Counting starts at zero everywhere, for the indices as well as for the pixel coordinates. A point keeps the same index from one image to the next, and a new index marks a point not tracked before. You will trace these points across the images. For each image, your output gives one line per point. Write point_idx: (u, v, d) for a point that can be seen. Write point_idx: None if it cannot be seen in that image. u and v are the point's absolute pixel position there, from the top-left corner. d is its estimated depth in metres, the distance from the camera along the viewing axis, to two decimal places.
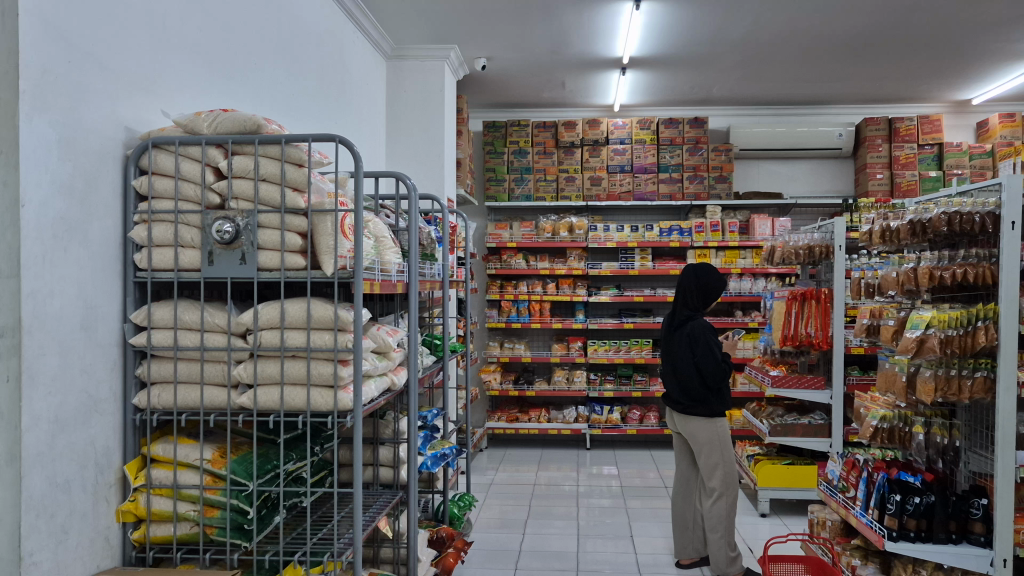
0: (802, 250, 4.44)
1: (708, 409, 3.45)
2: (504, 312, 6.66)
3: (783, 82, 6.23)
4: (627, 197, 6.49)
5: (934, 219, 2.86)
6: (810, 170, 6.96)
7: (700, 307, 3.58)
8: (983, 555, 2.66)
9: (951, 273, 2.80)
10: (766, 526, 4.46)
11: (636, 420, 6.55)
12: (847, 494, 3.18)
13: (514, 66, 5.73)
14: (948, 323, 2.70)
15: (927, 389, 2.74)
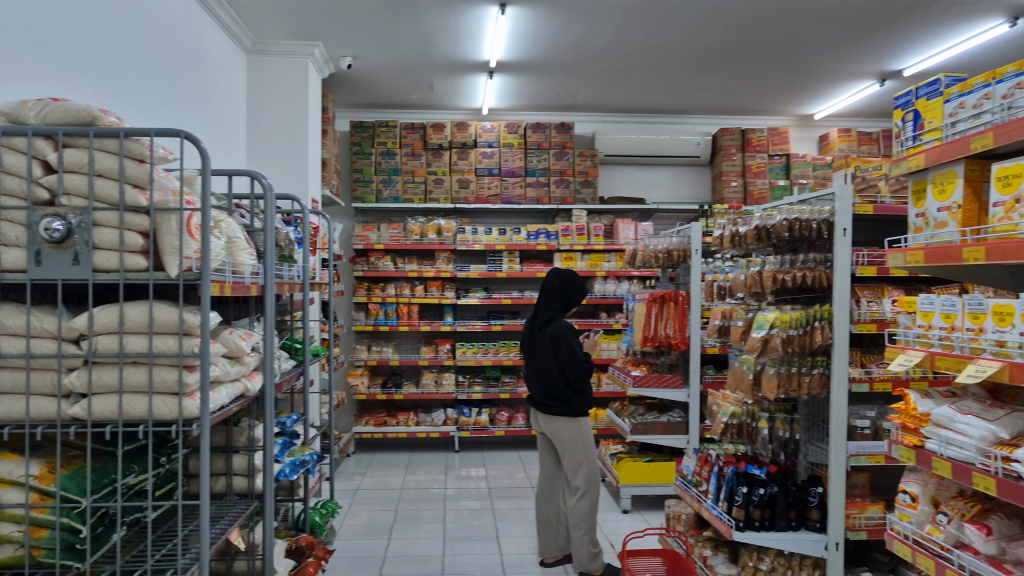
0: (661, 254, 4.61)
1: (571, 409, 3.50)
2: (372, 315, 6.55)
3: (644, 91, 6.46)
4: (495, 200, 6.55)
5: (777, 225, 3.03)
6: (670, 177, 7.24)
7: (561, 309, 3.66)
8: (818, 539, 2.86)
9: (793, 276, 2.97)
10: (628, 522, 4.59)
11: (504, 421, 6.61)
12: (700, 488, 3.32)
13: (381, 66, 5.67)
14: (790, 323, 2.88)
15: (771, 385, 2.90)
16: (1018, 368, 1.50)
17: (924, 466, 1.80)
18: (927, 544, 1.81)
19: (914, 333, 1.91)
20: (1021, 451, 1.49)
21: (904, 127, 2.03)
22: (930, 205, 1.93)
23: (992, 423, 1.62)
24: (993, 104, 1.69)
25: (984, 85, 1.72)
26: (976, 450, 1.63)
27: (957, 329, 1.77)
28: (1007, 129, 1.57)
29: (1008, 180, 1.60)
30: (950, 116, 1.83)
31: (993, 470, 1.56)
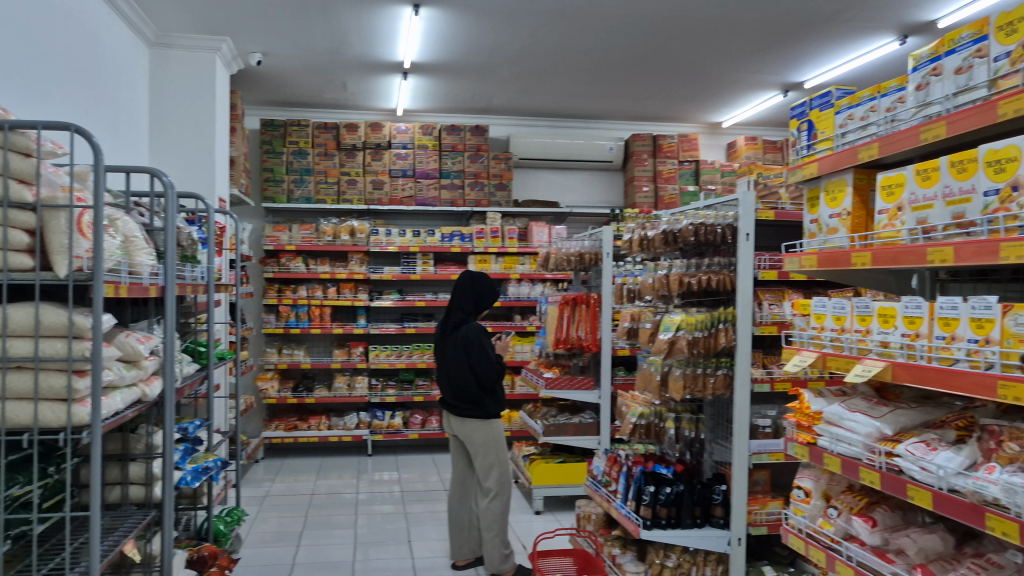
0: (574, 257, 4.66)
1: (483, 411, 3.51)
2: (283, 317, 6.40)
3: (558, 96, 6.52)
4: (410, 202, 6.50)
5: (683, 230, 3.10)
6: (583, 181, 7.34)
7: (472, 312, 3.65)
8: (721, 536, 2.94)
9: (698, 280, 3.05)
10: (540, 523, 4.63)
11: (418, 424, 6.56)
12: (610, 488, 3.36)
13: (292, 64, 5.55)
14: (695, 325, 2.93)
15: (677, 386, 2.96)
16: (900, 367, 1.57)
17: (816, 462, 1.88)
18: (820, 537, 1.88)
19: (809, 334, 1.99)
20: (902, 446, 1.57)
21: (799, 136, 2.11)
22: (822, 212, 2.00)
23: (877, 420, 1.70)
24: (878, 116, 1.77)
25: (870, 98, 1.80)
26: (863, 446, 1.70)
27: (847, 330, 1.85)
28: (891, 140, 1.65)
29: (892, 189, 1.68)
30: (840, 128, 1.91)
31: (878, 465, 1.64)
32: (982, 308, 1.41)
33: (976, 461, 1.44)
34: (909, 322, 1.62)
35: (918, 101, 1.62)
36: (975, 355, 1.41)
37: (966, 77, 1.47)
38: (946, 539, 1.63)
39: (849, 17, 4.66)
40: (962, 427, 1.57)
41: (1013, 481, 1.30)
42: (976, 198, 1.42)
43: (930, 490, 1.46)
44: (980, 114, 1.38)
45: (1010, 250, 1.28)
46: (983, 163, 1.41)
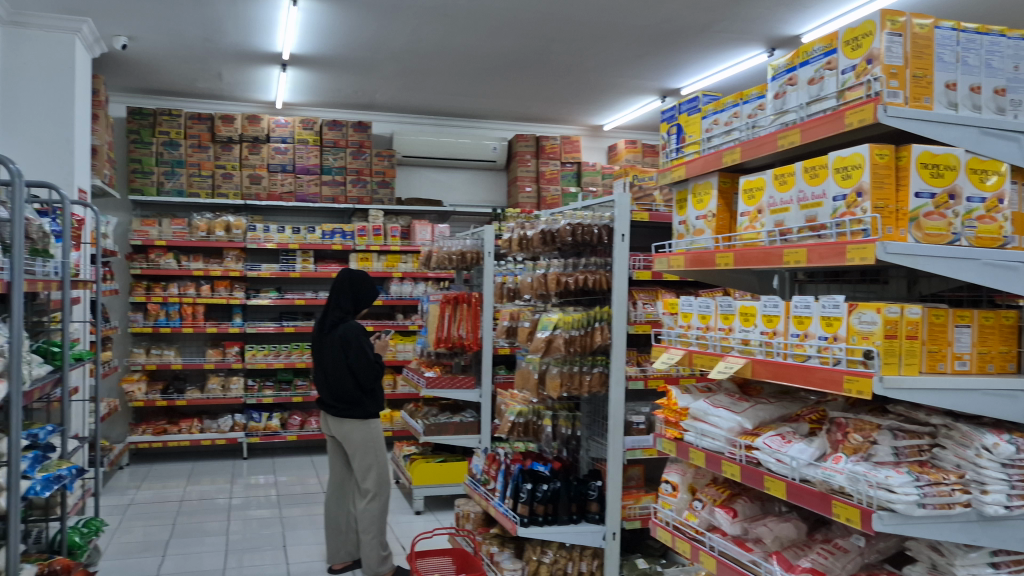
0: (455, 256, 4.64)
1: (362, 411, 3.45)
2: (151, 316, 6.08)
3: (442, 94, 6.49)
4: (289, 197, 6.32)
5: (561, 230, 3.13)
6: (466, 180, 7.33)
7: (351, 310, 3.57)
8: (597, 530, 3.01)
9: (575, 279, 3.10)
10: (421, 523, 4.58)
11: (297, 425, 6.38)
12: (488, 486, 3.37)
13: (162, 50, 5.29)
14: (572, 323, 2.97)
15: (554, 384, 2.99)
16: (759, 364, 1.64)
17: (683, 456, 1.93)
18: (685, 528, 1.94)
19: (676, 332, 2.05)
20: (760, 440, 1.63)
21: (669, 139, 2.17)
22: (689, 213, 2.06)
23: (739, 415, 1.77)
24: (741, 122, 1.84)
25: (733, 105, 1.87)
26: (725, 440, 1.76)
27: (711, 328, 1.91)
28: (752, 146, 1.72)
29: (753, 192, 1.75)
30: (706, 132, 1.97)
31: (738, 458, 1.70)
32: (830, 307, 1.48)
33: (826, 452, 1.51)
34: (767, 320, 1.69)
35: (776, 109, 1.69)
36: (825, 352, 1.48)
37: (818, 87, 1.55)
38: (798, 527, 1.72)
39: (721, 28, 4.85)
40: (814, 421, 1.65)
41: (857, 469, 1.38)
42: (826, 203, 1.50)
43: (784, 480, 1.53)
44: (830, 124, 1.46)
45: (856, 252, 1.36)
46: (833, 169, 1.48)
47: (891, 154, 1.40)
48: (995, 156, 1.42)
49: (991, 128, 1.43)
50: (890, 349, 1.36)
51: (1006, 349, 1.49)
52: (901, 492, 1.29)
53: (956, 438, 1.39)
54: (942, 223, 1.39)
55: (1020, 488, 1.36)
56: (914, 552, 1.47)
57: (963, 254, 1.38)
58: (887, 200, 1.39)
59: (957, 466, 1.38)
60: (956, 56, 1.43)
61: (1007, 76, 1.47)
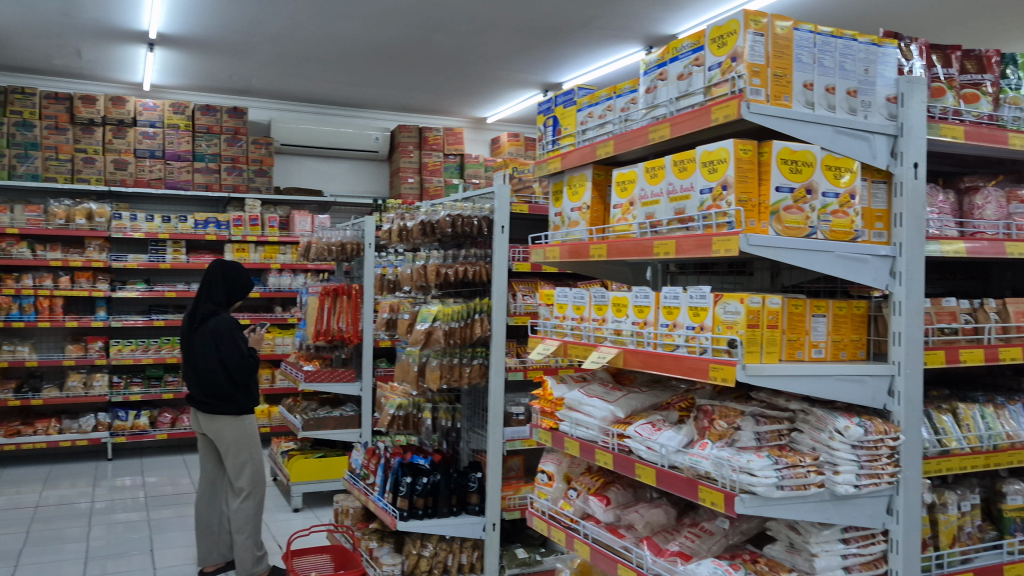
0: (335, 247, 4.53)
1: (235, 407, 3.31)
2: (2, 310, 5.64)
3: (322, 81, 6.33)
4: (158, 184, 6.00)
5: (440, 221, 3.11)
6: (347, 170, 7.19)
7: (224, 303, 3.42)
8: (477, 522, 3.01)
9: (454, 271, 3.08)
10: (299, 521, 4.46)
11: (166, 423, 6.08)
12: (367, 481, 3.32)
13: (13, 23, 4.90)
14: (451, 315, 2.94)
15: (434, 376, 2.94)
16: (630, 353, 1.67)
17: (558, 446, 1.96)
18: (560, 517, 1.96)
19: (552, 323, 2.07)
20: (631, 428, 1.67)
21: (545, 131, 2.18)
22: (565, 205, 2.08)
23: (612, 404, 1.80)
24: (614, 115, 1.88)
25: (607, 98, 1.90)
26: (599, 429, 1.80)
27: (585, 319, 1.94)
28: (624, 139, 1.75)
29: (625, 185, 1.78)
30: (581, 125, 2.00)
31: (611, 446, 1.73)
32: (697, 298, 1.52)
33: (694, 439, 1.55)
34: (638, 311, 1.72)
35: (648, 103, 1.72)
36: (692, 341, 1.52)
37: (686, 83, 1.59)
38: (668, 512, 1.77)
39: (601, 25, 4.93)
40: (683, 408, 1.70)
41: (721, 455, 1.42)
42: (694, 196, 1.54)
43: (654, 467, 1.57)
44: (697, 118, 1.50)
45: (721, 244, 1.40)
46: (700, 163, 1.52)
47: (753, 149, 1.45)
48: (848, 154, 1.50)
49: (845, 127, 1.50)
50: (753, 338, 1.41)
51: (857, 337, 1.57)
52: (761, 475, 1.34)
53: (812, 422, 1.47)
54: (800, 216, 1.45)
55: (868, 468, 1.45)
56: (775, 531, 1.54)
57: (818, 246, 1.44)
58: (749, 194, 1.44)
59: (813, 449, 1.46)
60: (812, 57, 1.50)
61: (859, 78, 1.54)
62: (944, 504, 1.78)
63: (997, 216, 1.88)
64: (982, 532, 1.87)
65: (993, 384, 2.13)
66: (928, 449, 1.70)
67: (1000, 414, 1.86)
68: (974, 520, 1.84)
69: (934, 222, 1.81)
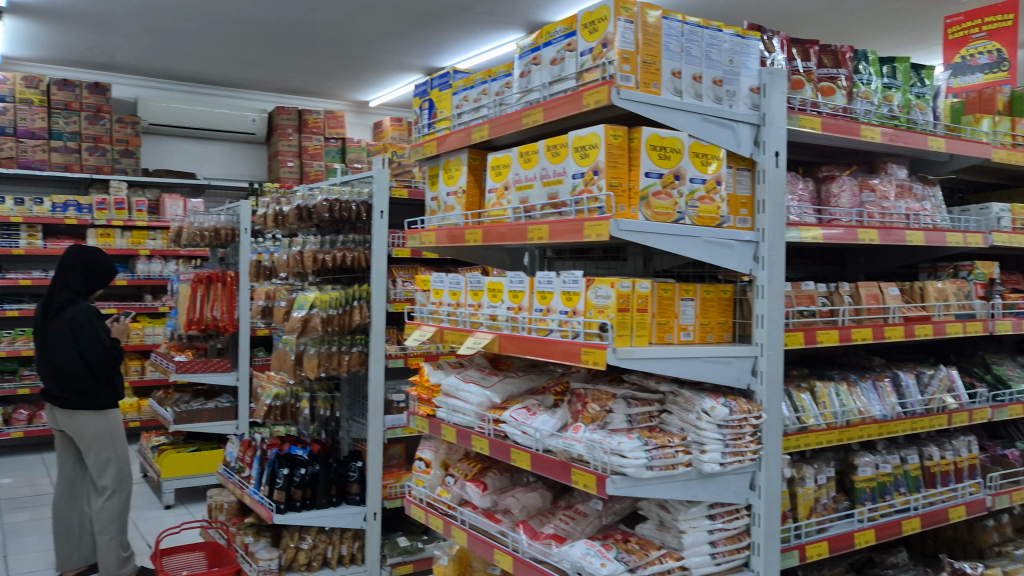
0: (207, 233, 4.32)
1: (96, 401, 3.11)
2: None
3: (192, 59, 6.03)
4: (9, 164, 5.56)
5: (317, 205, 3.01)
6: (222, 153, 6.90)
7: (83, 292, 3.21)
8: (358, 511, 2.96)
9: (332, 256, 2.99)
10: (171, 517, 4.27)
11: (23, 420, 5.70)
12: (243, 474, 3.21)
13: None
14: (329, 303, 2.87)
15: (312, 365, 2.85)
16: (506, 338, 1.66)
17: (435, 433, 1.95)
18: (438, 504, 1.95)
19: (428, 309, 2.04)
20: (507, 413, 1.67)
21: (421, 114, 2.15)
22: (441, 189, 2.06)
23: (487, 390, 1.79)
24: (489, 99, 1.87)
25: (482, 82, 1.89)
26: (475, 415, 1.79)
27: (461, 305, 1.93)
28: (499, 123, 1.74)
29: (500, 169, 1.78)
30: (456, 108, 1.98)
31: (487, 432, 1.73)
32: (570, 282, 1.53)
33: (568, 422, 1.57)
34: (512, 296, 1.72)
35: (522, 87, 1.72)
36: (565, 326, 1.53)
37: (559, 68, 1.59)
38: (544, 495, 1.78)
39: (482, 10, 4.90)
40: (558, 392, 1.71)
41: (594, 438, 1.44)
42: (567, 180, 1.55)
43: (529, 451, 1.57)
44: (570, 103, 1.50)
45: (593, 229, 1.41)
46: (572, 148, 1.53)
47: (624, 135, 1.46)
48: (714, 142, 1.54)
49: (711, 115, 1.54)
50: (623, 322, 1.43)
51: (723, 320, 1.63)
52: (631, 456, 1.36)
53: (681, 403, 1.51)
54: (669, 202, 1.48)
55: (732, 446, 1.50)
56: (646, 510, 1.58)
57: (685, 231, 1.48)
58: (620, 178, 1.46)
59: (681, 429, 1.50)
60: (680, 46, 1.53)
61: (724, 68, 1.59)
62: (802, 478, 1.87)
63: (851, 204, 1.99)
64: (837, 503, 1.98)
65: (848, 363, 2.26)
66: (788, 426, 1.78)
67: (853, 392, 1.97)
68: (829, 492, 1.95)
69: (795, 210, 1.89)
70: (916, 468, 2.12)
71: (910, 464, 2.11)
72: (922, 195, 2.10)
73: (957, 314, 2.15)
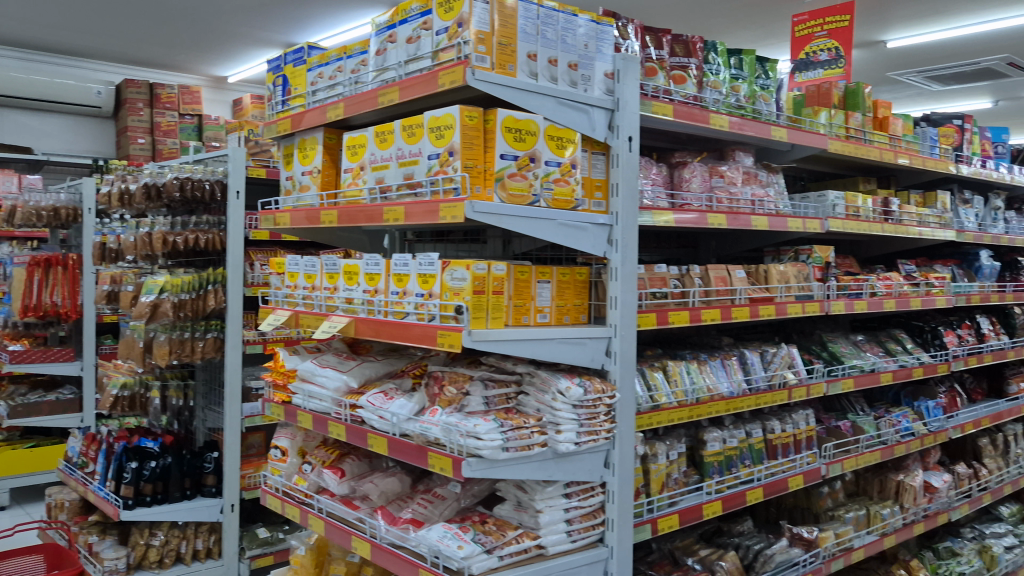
0: (45, 212, 3.94)
1: None
2: None
3: (26, 23, 5.56)
4: None
5: (167, 184, 2.83)
6: (64, 127, 6.43)
7: None
8: (213, 504, 2.83)
9: (184, 239, 2.83)
10: (4, 519, 3.96)
11: None
12: (86, 470, 3.01)
13: None
14: (182, 287, 2.71)
15: (162, 353, 2.69)
16: (362, 322, 1.63)
17: (291, 419, 1.89)
18: (294, 493, 1.90)
19: (283, 293, 1.98)
20: (364, 398, 1.64)
21: (274, 91, 2.07)
22: (295, 168, 1.99)
23: (344, 374, 1.76)
24: (344, 77, 1.82)
25: (337, 59, 1.84)
26: (332, 401, 1.75)
27: (317, 288, 1.87)
28: (354, 101, 1.70)
29: (355, 149, 1.74)
30: (311, 85, 1.91)
31: (344, 417, 1.70)
32: (426, 265, 1.52)
33: (424, 406, 1.56)
34: (368, 278, 1.69)
35: (378, 65, 1.68)
36: (421, 308, 1.51)
37: (415, 46, 1.57)
38: (403, 480, 1.77)
39: None
40: (416, 375, 1.70)
41: (450, 420, 1.43)
42: (422, 161, 1.53)
43: (385, 436, 1.55)
44: (425, 83, 1.49)
45: (447, 211, 1.40)
46: (427, 129, 1.51)
47: (479, 116, 1.46)
48: (569, 125, 1.56)
49: (566, 99, 1.56)
50: (478, 304, 1.43)
51: (579, 302, 1.66)
52: (487, 438, 1.37)
53: (537, 384, 1.53)
54: (523, 184, 1.49)
55: (587, 425, 1.54)
56: (503, 492, 1.60)
57: (540, 214, 1.49)
58: (475, 160, 1.45)
59: (537, 410, 1.52)
60: (536, 29, 1.53)
61: (579, 53, 1.60)
62: (655, 454, 1.94)
63: (701, 189, 2.07)
64: (687, 477, 2.07)
65: (699, 343, 2.36)
66: (642, 405, 1.84)
67: (703, 369, 2.07)
68: (680, 467, 2.03)
69: (648, 194, 1.94)
70: (759, 441, 2.24)
71: (754, 437, 2.23)
72: (766, 182, 2.22)
73: (797, 295, 2.29)
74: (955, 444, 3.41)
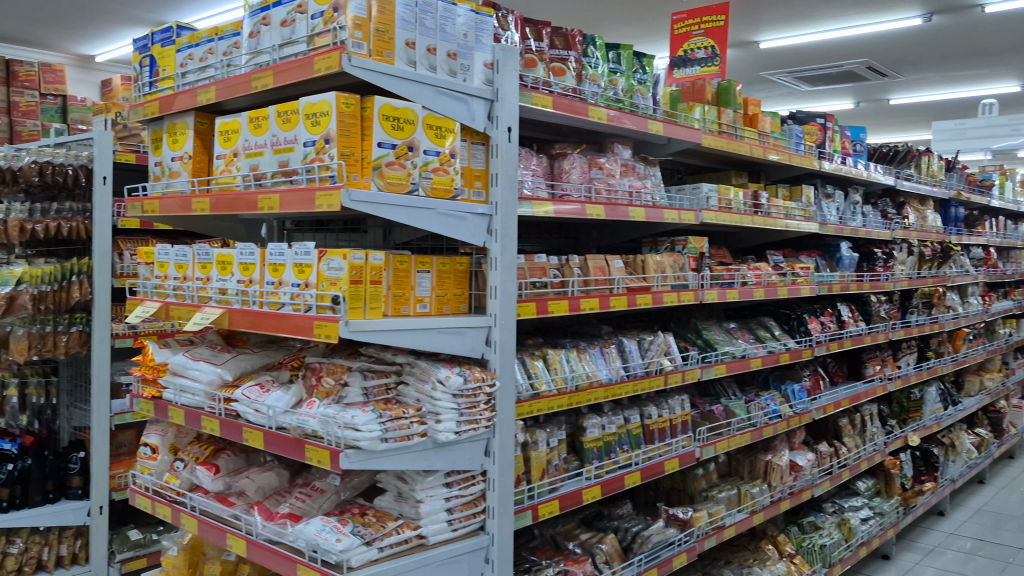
0: None
1: None
2: None
3: None
4: None
5: (23, 168, 2.65)
6: None
7: None
8: (78, 507, 2.68)
9: (45, 226, 2.67)
10: None
11: None
12: None
13: None
14: (41, 278, 2.57)
15: (20, 348, 2.55)
16: (236, 313, 1.59)
17: (161, 415, 1.82)
18: (165, 492, 1.82)
19: (152, 284, 1.90)
20: (238, 391, 1.59)
21: (141, 72, 1.97)
22: (164, 153, 1.91)
23: (218, 367, 1.70)
24: (216, 59, 1.75)
25: (208, 40, 1.77)
26: (205, 395, 1.69)
27: (188, 278, 1.80)
28: (226, 85, 1.64)
29: (228, 134, 1.68)
30: (180, 67, 1.84)
31: (218, 412, 1.64)
32: (302, 255, 1.48)
33: (302, 398, 1.53)
34: (242, 268, 1.64)
35: (251, 48, 1.63)
36: (297, 299, 1.48)
37: (289, 30, 1.53)
38: (280, 474, 1.74)
39: None
40: (294, 367, 1.66)
41: (328, 412, 1.41)
42: (297, 148, 1.49)
43: (261, 430, 1.51)
44: (300, 68, 1.45)
45: (324, 199, 1.38)
46: (302, 115, 1.47)
47: (356, 104, 1.44)
48: (447, 114, 1.55)
49: (445, 88, 1.55)
50: (356, 294, 1.40)
51: (459, 292, 1.66)
52: (365, 430, 1.36)
53: (417, 374, 1.54)
54: (401, 173, 1.48)
55: (466, 414, 1.55)
56: (384, 483, 1.59)
57: (417, 203, 1.49)
58: (352, 148, 1.43)
59: (417, 400, 1.52)
60: (414, 16, 1.52)
61: (458, 42, 1.60)
62: (535, 442, 1.97)
63: (581, 180, 2.10)
64: (567, 463, 2.11)
65: (579, 331, 2.41)
66: (522, 393, 1.86)
67: (582, 358, 2.11)
68: (560, 453, 2.07)
69: (528, 184, 1.97)
70: (637, 426, 2.31)
71: (632, 423, 2.30)
72: (643, 174, 2.29)
73: (673, 284, 2.36)
74: (818, 425, 3.61)
